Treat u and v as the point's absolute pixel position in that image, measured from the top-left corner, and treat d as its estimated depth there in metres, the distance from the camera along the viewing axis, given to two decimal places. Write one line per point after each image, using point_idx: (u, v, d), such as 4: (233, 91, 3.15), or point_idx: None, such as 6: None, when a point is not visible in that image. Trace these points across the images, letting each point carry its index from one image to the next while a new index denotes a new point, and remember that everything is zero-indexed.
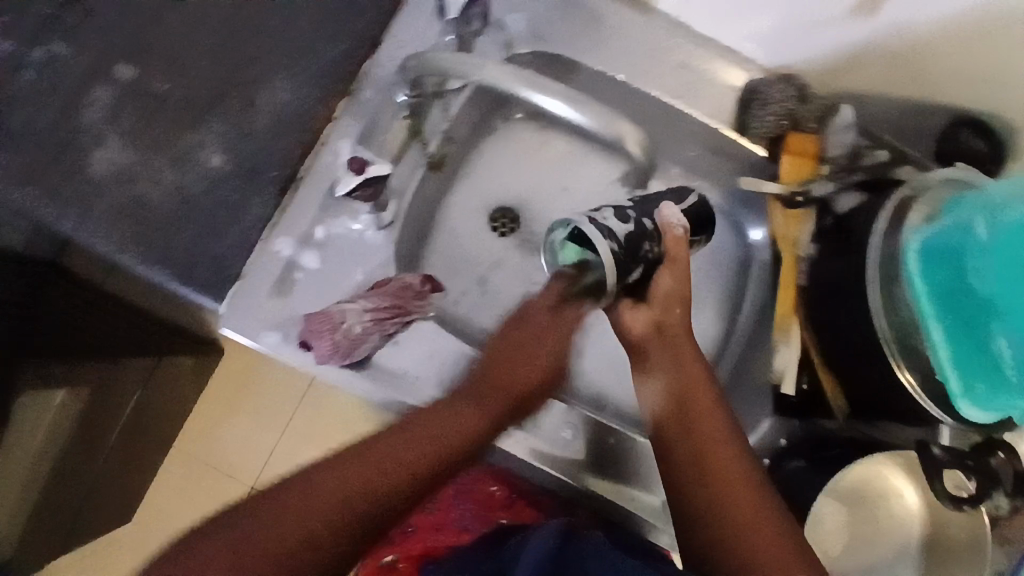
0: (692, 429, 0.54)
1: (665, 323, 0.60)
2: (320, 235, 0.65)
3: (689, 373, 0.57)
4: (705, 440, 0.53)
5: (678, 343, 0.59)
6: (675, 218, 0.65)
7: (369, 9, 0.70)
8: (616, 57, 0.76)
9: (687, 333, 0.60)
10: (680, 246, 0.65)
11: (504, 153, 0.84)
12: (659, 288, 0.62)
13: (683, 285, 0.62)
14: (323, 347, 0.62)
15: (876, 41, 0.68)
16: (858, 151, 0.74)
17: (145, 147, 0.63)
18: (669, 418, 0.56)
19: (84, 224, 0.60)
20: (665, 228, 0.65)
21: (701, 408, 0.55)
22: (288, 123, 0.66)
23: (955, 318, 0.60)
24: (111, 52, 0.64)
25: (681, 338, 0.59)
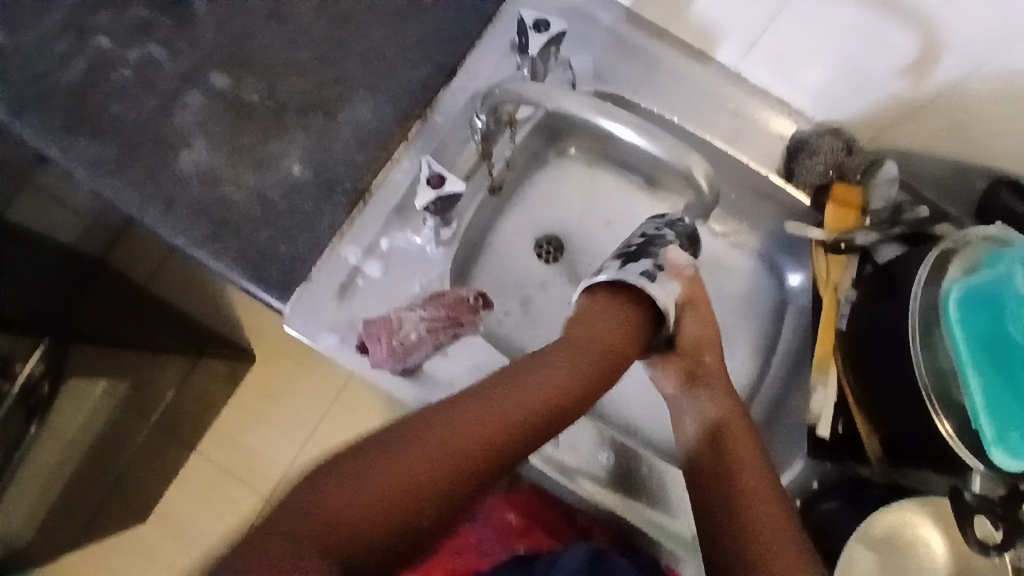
0: (732, 480, 0.64)
1: (697, 371, 0.71)
2: (383, 246, 0.72)
3: (724, 423, 0.68)
4: (748, 488, 0.64)
5: (712, 390, 0.70)
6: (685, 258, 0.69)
7: (448, 41, 0.75)
8: (673, 101, 0.80)
9: (720, 376, 0.71)
10: (695, 286, 0.70)
11: (556, 184, 0.88)
12: (688, 337, 0.71)
13: (708, 327, 0.71)
14: (380, 352, 0.67)
15: (927, 103, 0.70)
16: (899, 206, 0.78)
17: (230, 150, 0.67)
18: (711, 470, 0.66)
19: (166, 217, 0.65)
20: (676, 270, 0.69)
21: (739, 456, 0.66)
22: (365, 139, 0.70)
23: (992, 366, 0.64)
24: (207, 61, 0.69)
25: (714, 384, 0.70)
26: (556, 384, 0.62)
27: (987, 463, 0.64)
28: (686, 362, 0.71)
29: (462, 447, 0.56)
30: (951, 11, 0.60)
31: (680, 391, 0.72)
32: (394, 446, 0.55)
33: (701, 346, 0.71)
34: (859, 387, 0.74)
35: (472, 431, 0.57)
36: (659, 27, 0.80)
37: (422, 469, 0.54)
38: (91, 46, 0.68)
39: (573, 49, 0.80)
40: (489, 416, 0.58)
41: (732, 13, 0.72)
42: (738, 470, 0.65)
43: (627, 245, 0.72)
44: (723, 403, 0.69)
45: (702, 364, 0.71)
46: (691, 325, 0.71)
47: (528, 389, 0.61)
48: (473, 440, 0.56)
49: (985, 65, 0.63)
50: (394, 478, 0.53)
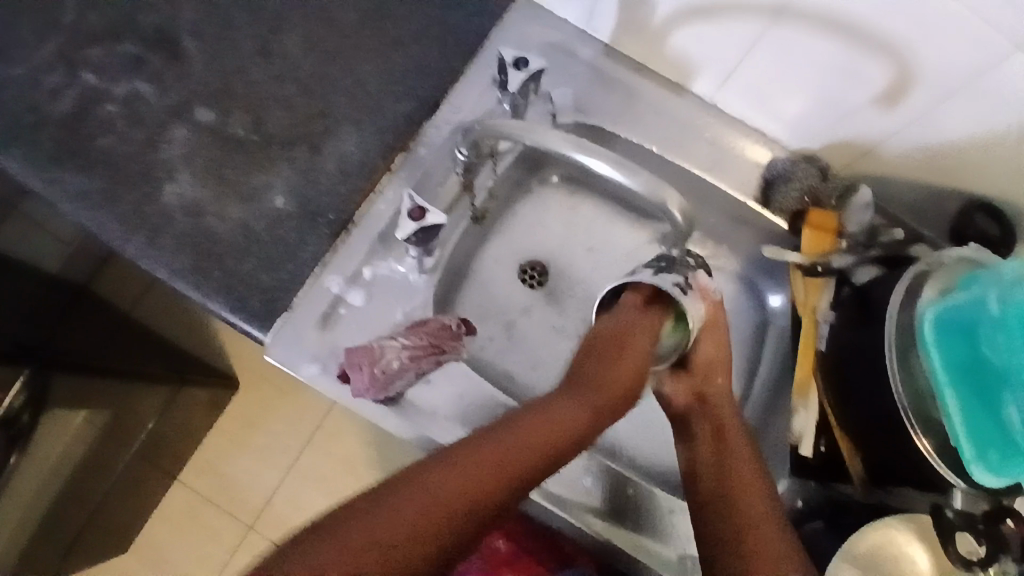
0: (732, 506, 0.62)
1: (706, 393, 0.70)
2: (367, 275, 0.73)
3: (728, 449, 0.67)
4: (747, 519, 0.61)
5: (719, 408, 0.69)
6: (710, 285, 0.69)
7: (431, 76, 0.77)
8: (653, 131, 0.82)
9: (728, 397, 0.70)
10: (717, 310, 0.69)
11: (539, 212, 0.89)
12: (700, 356, 0.70)
13: (723, 351, 0.70)
14: (362, 381, 0.67)
15: (898, 130, 0.72)
16: (875, 229, 0.78)
17: (214, 182, 0.68)
18: (714, 497, 0.63)
19: (149, 248, 0.65)
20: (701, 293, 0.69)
21: (742, 481, 0.64)
22: (349, 171, 0.72)
23: (969, 387, 0.64)
24: (194, 96, 0.71)
25: (721, 407, 0.70)
26: (574, 420, 0.61)
27: (971, 482, 0.65)
28: (696, 383, 0.71)
29: (483, 484, 0.53)
30: (917, 42, 0.62)
31: (687, 408, 0.71)
32: (415, 479, 0.52)
33: (715, 368, 0.70)
34: (839, 409, 0.75)
35: (495, 466, 0.55)
36: (638, 60, 0.83)
37: (441, 506, 0.51)
38: (80, 81, 0.69)
39: (555, 82, 0.82)
40: (510, 452, 0.56)
41: (708, 46, 0.74)
42: (744, 498, 0.62)
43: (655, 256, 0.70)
44: (728, 425, 0.69)
45: (712, 386, 0.70)
46: (706, 347, 0.70)
47: (548, 423, 0.59)
48: (480, 487, 0.53)
49: (952, 95, 0.65)
50: (414, 512, 0.50)
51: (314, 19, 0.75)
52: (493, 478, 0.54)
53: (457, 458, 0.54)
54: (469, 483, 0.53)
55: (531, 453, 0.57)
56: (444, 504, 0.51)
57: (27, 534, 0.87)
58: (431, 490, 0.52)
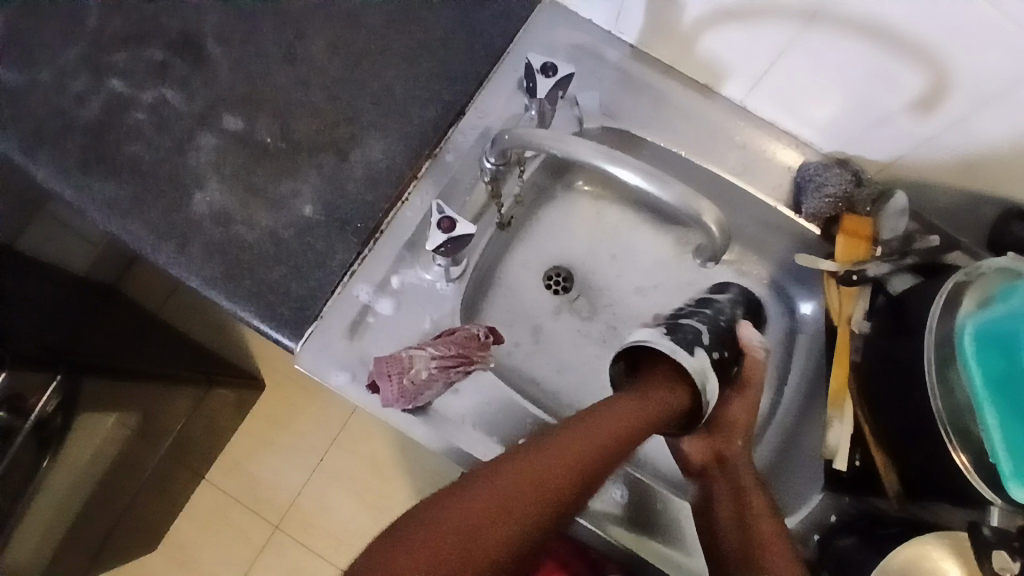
0: (757, 537, 0.66)
1: (723, 452, 0.73)
2: (395, 284, 0.73)
3: (747, 499, 0.70)
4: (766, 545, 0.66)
5: (738, 469, 0.72)
6: (756, 340, 0.77)
7: (457, 79, 0.77)
8: (680, 134, 0.81)
9: (743, 456, 0.73)
10: (756, 367, 0.77)
11: (564, 217, 0.88)
12: (733, 414, 0.75)
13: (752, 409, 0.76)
14: (391, 391, 0.67)
15: (934, 139, 0.70)
16: (911, 235, 0.76)
17: (243, 190, 0.68)
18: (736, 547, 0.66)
19: (178, 256, 0.66)
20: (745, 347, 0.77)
21: (760, 521, 0.68)
22: (376, 177, 0.71)
23: (1008, 404, 0.65)
24: (221, 103, 0.71)
25: (740, 467, 0.72)
26: (600, 437, 0.63)
27: (1006, 498, 0.63)
28: (715, 441, 0.74)
29: (514, 500, 0.56)
30: (959, 51, 0.60)
31: (704, 465, 0.74)
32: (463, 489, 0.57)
33: (735, 427, 0.74)
34: (874, 419, 0.74)
35: (520, 485, 0.57)
36: (666, 63, 0.81)
37: (507, 498, 0.56)
38: (108, 88, 0.69)
39: (581, 86, 0.80)
40: (538, 471, 0.59)
41: (740, 50, 0.73)
42: (768, 557, 0.65)
43: (718, 314, 0.78)
44: (747, 486, 0.71)
45: (730, 446, 0.73)
46: (733, 410, 0.75)
47: (574, 443, 0.61)
48: (540, 478, 0.58)
49: (989, 104, 0.63)
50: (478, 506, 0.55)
51: (340, 23, 0.75)
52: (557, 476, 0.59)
53: (508, 465, 0.59)
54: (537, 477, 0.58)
55: (557, 471, 0.59)
56: (486, 515, 0.55)
57: (62, 532, 0.88)
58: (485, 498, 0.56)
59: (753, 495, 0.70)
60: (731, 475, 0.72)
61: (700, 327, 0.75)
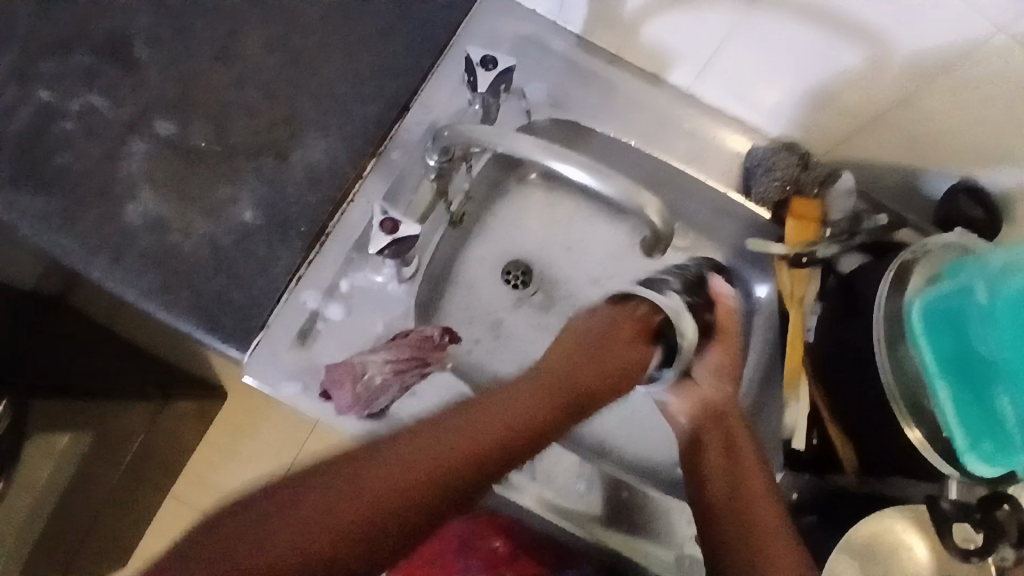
0: (751, 507, 0.65)
1: (715, 404, 0.70)
2: (344, 288, 0.71)
3: (739, 459, 0.68)
4: (763, 518, 0.64)
5: (733, 424, 0.70)
6: (725, 289, 0.72)
7: (399, 74, 0.75)
8: (631, 122, 0.80)
9: (738, 416, 0.71)
10: (729, 319, 0.71)
11: (518, 210, 0.87)
12: (710, 364, 0.70)
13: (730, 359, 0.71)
14: (345, 398, 0.65)
15: (882, 115, 0.70)
16: (857, 215, 0.77)
17: (180, 198, 0.66)
18: (727, 505, 0.66)
19: (113, 270, 0.63)
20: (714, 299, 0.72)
21: (751, 488, 0.66)
22: (319, 179, 0.69)
23: (963, 381, 0.64)
24: (152, 108, 0.68)
25: (735, 424, 0.70)
26: (535, 399, 0.62)
27: (963, 471, 0.65)
28: (711, 397, 0.70)
29: (449, 459, 0.56)
30: (901, 29, 0.61)
31: (700, 421, 0.70)
32: (405, 438, 0.57)
33: (725, 378, 0.71)
34: (828, 398, 0.75)
35: (454, 442, 0.57)
36: (612, 51, 0.80)
37: (440, 459, 0.56)
38: (31, 96, 0.66)
39: (527, 77, 0.79)
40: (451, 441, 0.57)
41: (684, 34, 0.73)
42: (755, 514, 0.65)
43: (685, 272, 0.74)
44: (742, 446, 0.69)
45: (720, 394, 0.70)
46: (715, 359, 0.70)
47: (513, 404, 0.61)
48: (475, 436, 0.58)
49: (933, 79, 0.64)
50: (412, 456, 0.56)
51: (274, 21, 0.73)
52: (492, 435, 0.58)
53: (452, 420, 0.59)
54: (473, 439, 0.58)
55: (467, 441, 0.57)
56: (416, 465, 0.55)
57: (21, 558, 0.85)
58: (419, 450, 0.56)
59: (746, 456, 0.68)
60: (725, 428, 0.70)
61: (671, 278, 0.71)
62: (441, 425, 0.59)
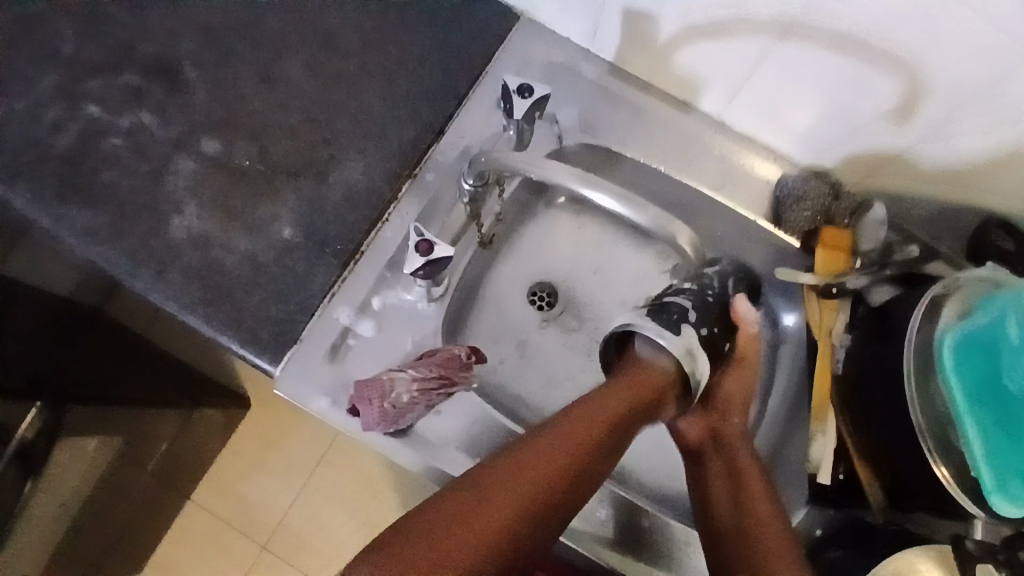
0: (756, 529, 0.64)
1: (721, 430, 0.74)
2: (376, 305, 0.72)
3: (743, 482, 0.69)
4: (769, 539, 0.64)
5: (736, 446, 0.72)
6: (750, 316, 0.76)
7: (435, 99, 0.77)
8: (661, 149, 0.81)
9: (740, 436, 0.74)
10: (750, 342, 0.77)
11: (547, 233, 0.88)
12: (725, 391, 0.76)
13: (744, 383, 0.76)
14: (372, 415, 0.67)
15: (912, 148, 0.71)
16: (890, 246, 0.77)
17: (222, 214, 0.68)
18: (735, 531, 0.65)
19: (156, 282, 0.65)
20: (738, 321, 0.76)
21: (759, 513, 0.66)
22: (355, 199, 0.71)
23: (991, 416, 0.64)
24: (198, 127, 0.70)
25: (735, 444, 0.73)
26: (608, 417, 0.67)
27: (989, 511, 0.63)
28: (710, 419, 0.74)
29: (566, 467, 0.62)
30: (932, 62, 0.61)
31: (700, 443, 0.74)
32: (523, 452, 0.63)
33: (730, 404, 0.75)
34: (856, 431, 0.74)
35: (565, 452, 0.63)
36: (644, 80, 0.82)
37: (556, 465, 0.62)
38: (86, 115, 0.69)
39: (560, 102, 0.81)
40: (569, 442, 0.63)
41: (715, 65, 0.74)
42: (760, 536, 0.64)
43: (705, 288, 0.77)
44: (744, 467, 0.70)
45: (728, 424, 0.74)
46: (728, 382, 0.76)
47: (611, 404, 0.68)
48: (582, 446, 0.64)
49: (964, 112, 0.64)
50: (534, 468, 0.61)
51: (316, 46, 0.75)
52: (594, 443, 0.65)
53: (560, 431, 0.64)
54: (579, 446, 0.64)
55: (583, 447, 0.64)
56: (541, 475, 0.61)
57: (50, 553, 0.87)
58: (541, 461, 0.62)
59: (750, 478, 0.69)
60: (725, 450, 0.72)
61: (686, 301, 0.74)
62: (554, 431, 0.64)
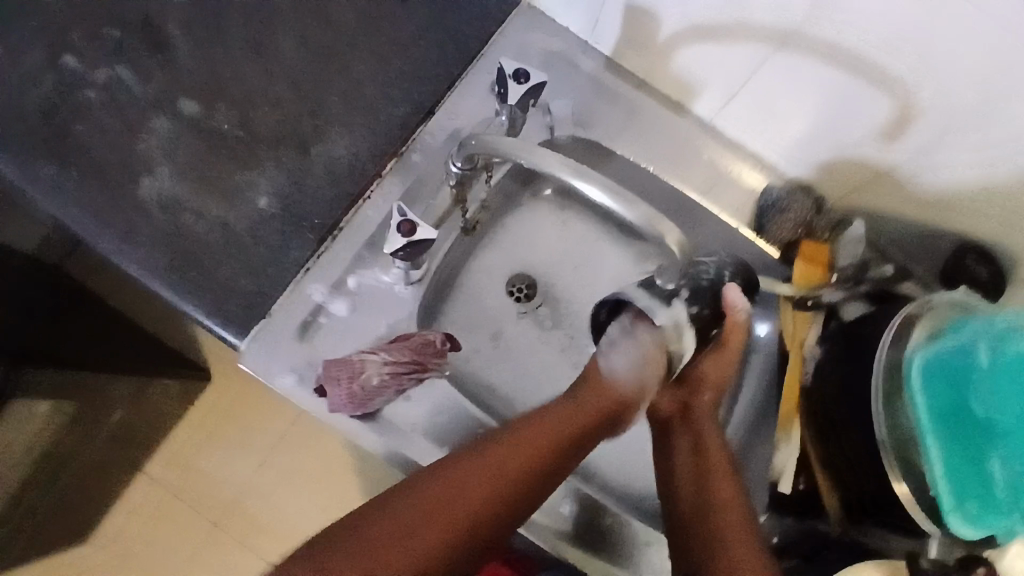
0: (716, 514, 0.65)
1: (690, 405, 0.74)
2: (351, 284, 0.70)
3: (707, 458, 0.70)
4: (730, 526, 0.64)
5: (701, 421, 0.73)
6: (740, 303, 0.71)
7: (427, 78, 0.75)
8: (649, 149, 0.81)
9: (709, 410, 0.73)
10: (736, 329, 0.72)
11: (528, 225, 0.87)
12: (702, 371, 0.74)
13: (721, 366, 0.74)
14: (340, 396, 0.65)
15: (898, 167, 0.71)
16: (865, 263, 0.79)
17: (196, 179, 0.65)
18: (696, 519, 0.66)
19: (121, 244, 0.62)
20: (728, 308, 0.72)
21: (724, 495, 0.66)
22: (338, 175, 0.70)
23: (954, 439, 0.65)
24: (177, 87, 0.68)
25: (704, 419, 0.73)
26: (550, 441, 0.65)
27: (944, 529, 0.66)
28: (680, 395, 0.74)
29: (491, 494, 0.61)
30: (923, 76, 0.61)
31: (670, 416, 0.74)
32: (443, 479, 0.61)
33: (703, 383, 0.74)
34: (820, 445, 0.74)
35: (487, 480, 0.61)
36: (639, 77, 0.81)
37: (482, 493, 0.61)
38: (57, 64, 0.65)
39: (554, 93, 0.80)
40: (467, 495, 0.60)
41: (713, 69, 0.74)
42: (720, 514, 0.65)
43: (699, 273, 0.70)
44: (708, 439, 0.71)
45: (697, 400, 0.74)
46: (708, 366, 0.74)
47: (488, 472, 0.62)
48: (511, 472, 0.62)
49: (950, 135, 0.65)
50: (452, 498, 0.60)
51: (307, 13, 0.73)
52: (524, 471, 0.63)
53: (486, 456, 0.63)
54: (507, 473, 0.62)
55: (512, 476, 0.62)
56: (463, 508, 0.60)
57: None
58: (469, 485, 0.61)
59: (715, 453, 0.70)
60: (692, 426, 0.73)
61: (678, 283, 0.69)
62: (483, 460, 0.63)
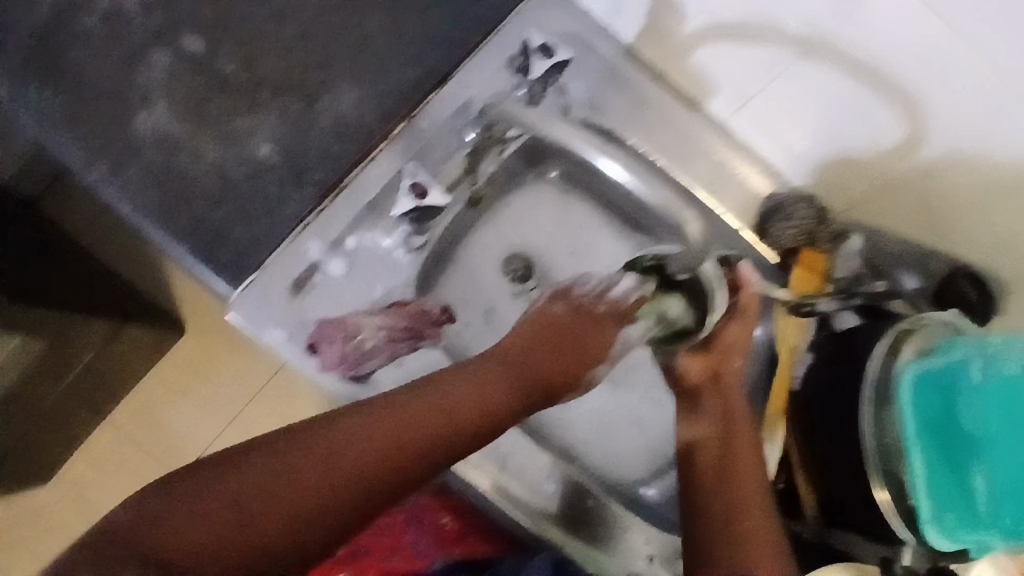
0: (732, 485, 0.61)
1: (722, 372, 0.66)
2: (350, 244, 0.69)
3: (733, 428, 0.65)
4: (741, 502, 0.60)
5: (729, 391, 0.66)
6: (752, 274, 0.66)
7: (444, 42, 0.71)
8: (659, 140, 0.80)
9: (737, 380, 0.66)
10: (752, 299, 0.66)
11: (531, 206, 0.83)
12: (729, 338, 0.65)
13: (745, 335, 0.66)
14: (332, 355, 0.66)
15: (906, 182, 0.72)
16: (858, 279, 0.79)
17: (194, 119, 0.64)
18: (714, 480, 0.62)
19: (111, 177, 0.63)
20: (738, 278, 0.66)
21: (742, 466, 0.63)
22: (344, 131, 0.68)
23: (940, 454, 0.63)
24: (181, 22, 0.65)
25: (732, 388, 0.66)
26: (485, 397, 0.57)
27: (919, 539, 0.67)
28: (710, 360, 0.66)
29: (404, 446, 0.53)
30: (933, 89, 0.63)
31: (699, 381, 0.66)
32: (351, 424, 0.53)
33: (734, 349, 0.66)
34: (802, 446, 0.76)
35: (401, 431, 0.53)
36: (657, 67, 0.79)
37: (396, 444, 0.53)
38: None
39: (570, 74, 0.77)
40: (375, 445, 0.52)
41: (731, 68, 0.74)
42: (737, 489, 0.61)
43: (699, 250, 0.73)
44: (735, 411, 0.66)
45: (729, 366, 0.66)
46: (736, 331, 0.65)
47: (404, 422, 0.54)
48: (429, 428, 0.54)
49: (955, 157, 0.66)
50: (356, 446, 0.52)
51: None
52: (446, 427, 0.55)
53: (407, 402, 0.55)
54: (426, 425, 0.54)
55: (432, 430, 0.54)
56: (370, 459, 0.52)
57: None
58: (384, 432, 0.53)
59: (739, 420, 0.65)
60: (723, 393, 0.66)
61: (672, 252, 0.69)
62: (403, 405, 0.55)
